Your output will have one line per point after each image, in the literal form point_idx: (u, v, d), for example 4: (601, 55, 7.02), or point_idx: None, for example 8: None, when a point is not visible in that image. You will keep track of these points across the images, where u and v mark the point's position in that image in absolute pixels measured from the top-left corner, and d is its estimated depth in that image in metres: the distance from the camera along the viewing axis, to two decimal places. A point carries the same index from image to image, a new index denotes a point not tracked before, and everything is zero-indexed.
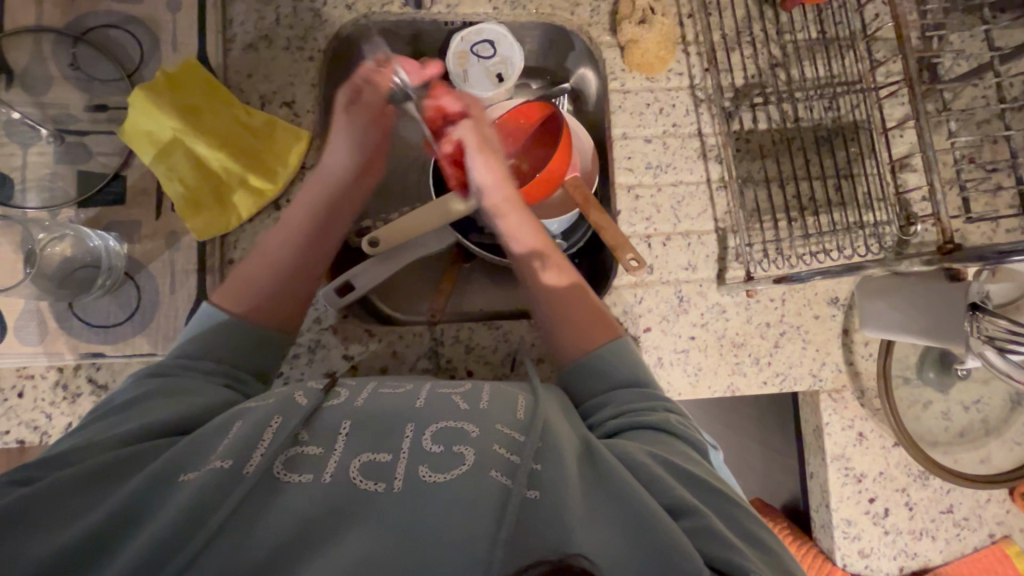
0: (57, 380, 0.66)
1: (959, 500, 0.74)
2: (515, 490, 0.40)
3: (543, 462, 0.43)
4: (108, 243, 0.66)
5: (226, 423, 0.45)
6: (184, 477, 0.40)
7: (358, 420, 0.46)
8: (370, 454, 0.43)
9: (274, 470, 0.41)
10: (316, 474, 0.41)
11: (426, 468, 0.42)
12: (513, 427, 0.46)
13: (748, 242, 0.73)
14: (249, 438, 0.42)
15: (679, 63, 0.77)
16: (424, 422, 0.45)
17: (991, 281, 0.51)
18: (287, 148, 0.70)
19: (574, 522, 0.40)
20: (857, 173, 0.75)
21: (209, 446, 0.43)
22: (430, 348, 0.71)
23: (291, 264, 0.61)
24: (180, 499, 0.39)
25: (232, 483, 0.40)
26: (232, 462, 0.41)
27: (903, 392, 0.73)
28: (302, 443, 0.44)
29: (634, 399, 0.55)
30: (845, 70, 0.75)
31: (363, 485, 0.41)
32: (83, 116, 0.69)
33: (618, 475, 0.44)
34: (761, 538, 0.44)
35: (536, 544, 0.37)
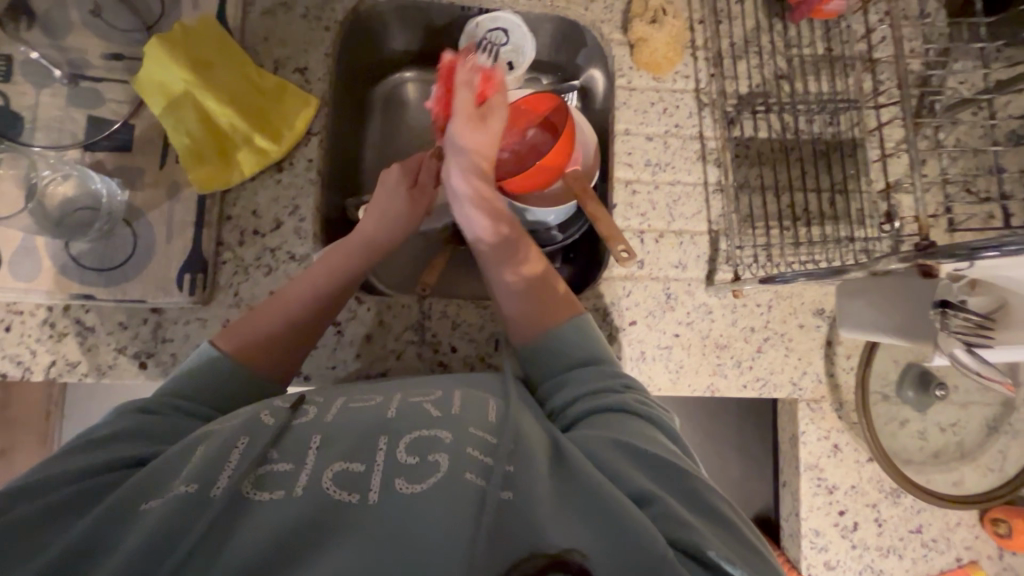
0: (46, 318, 0.67)
1: (928, 521, 0.75)
2: (490, 492, 0.38)
3: (516, 462, 0.42)
4: (110, 188, 0.68)
5: (191, 445, 0.43)
6: (147, 505, 0.38)
7: (329, 434, 0.44)
8: (343, 464, 0.41)
9: (243, 490, 0.38)
10: (287, 490, 0.39)
11: (402, 480, 0.39)
12: (487, 430, 0.45)
13: (739, 245, 0.74)
14: (214, 460, 0.40)
15: (686, 66, 0.78)
16: (397, 432, 0.43)
17: (971, 293, 0.51)
18: (296, 113, 0.72)
19: (548, 522, 0.38)
20: (852, 190, 0.76)
21: (175, 471, 0.40)
22: (418, 321, 0.72)
23: (298, 314, 0.61)
24: (143, 528, 0.36)
25: (199, 506, 0.37)
26: (197, 486, 0.38)
27: (881, 408, 0.74)
28: (271, 462, 0.41)
29: (593, 384, 0.56)
30: (847, 87, 0.77)
31: (337, 496, 0.39)
32: (99, 62, 0.71)
33: (583, 469, 0.44)
34: (724, 516, 0.44)
35: (516, 546, 0.36)
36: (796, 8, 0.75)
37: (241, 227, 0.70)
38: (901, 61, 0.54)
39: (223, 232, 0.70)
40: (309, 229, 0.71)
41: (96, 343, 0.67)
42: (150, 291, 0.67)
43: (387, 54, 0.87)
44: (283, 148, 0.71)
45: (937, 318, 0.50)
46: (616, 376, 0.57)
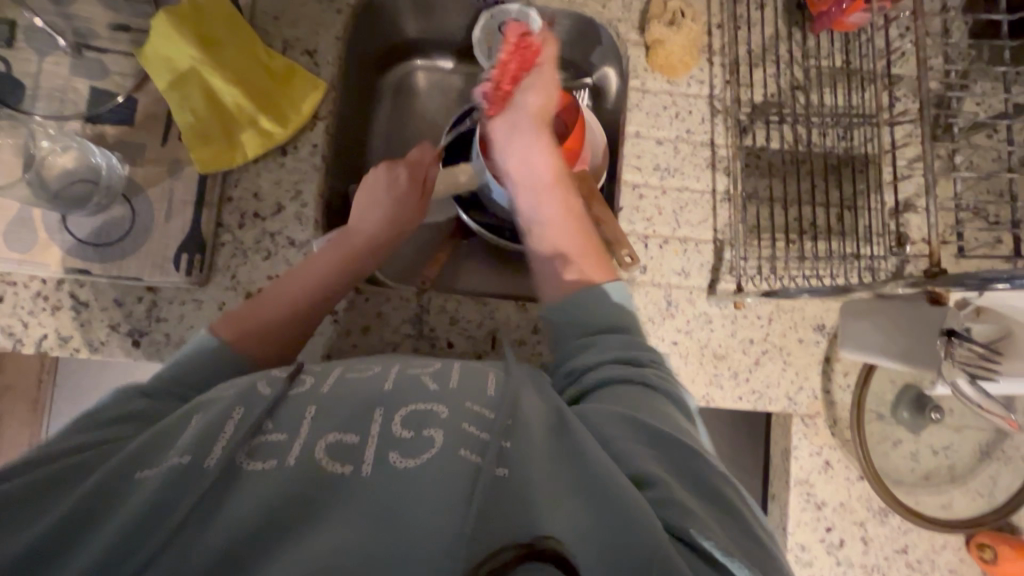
0: (39, 291, 0.66)
1: (914, 542, 0.75)
2: (484, 469, 0.38)
3: (513, 438, 0.41)
4: (110, 161, 0.67)
5: (185, 417, 0.42)
6: (140, 475, 0.37)
7: (324, 404, 0.43)
8: (337, 435, 0.40)
9: (236, 460, 0.38)
10: (280, 460, 0.38)
11: (397, 455, 0.39)
12: (485, 405, 0.44)
13: (743, 256, 0.74)
14: (208, 432, 0.39)
15: (701, 70, 0.77)
16: (395, 405, 0.43)
17: (974, 320, 0.51)
18: (303, 96, 0.71)
19: (538, 504, 0.38)
20: (861, 206, 0.75)
21: (169, 441, 0.40)
22: (415, 314, 0.72)
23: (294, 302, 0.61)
24: (136, 499, 0.36)
25: (192, 478, 0.36)
26: (191, 456, 0.37)
27: (875, 428, 0.73)
28: (265, 433, 0.40)
29: (613, 354, 0.55)
30: (864, 102, 0.76)
31: (330, 467, 0.38)
32: (105, 33, 0.69)
33: (584, 444, 0.43)
34: (728, 503, 0.43)
35: (497, 529, 0.35)
36: (817, 19, 0.74)
37: (241, 209, 0.69)
38: (922, 82, 0.53)
39: (223, 213, 0.69)
40: (310, 215, 0.70)
41: (89, 318, 0.66)
42: (146, 269, 0.67)
43: (398, 41, 0.86)
44: (288, 132, 0.70)
45: (942, 348, 0.52)
46: (641, 351, 0.56)
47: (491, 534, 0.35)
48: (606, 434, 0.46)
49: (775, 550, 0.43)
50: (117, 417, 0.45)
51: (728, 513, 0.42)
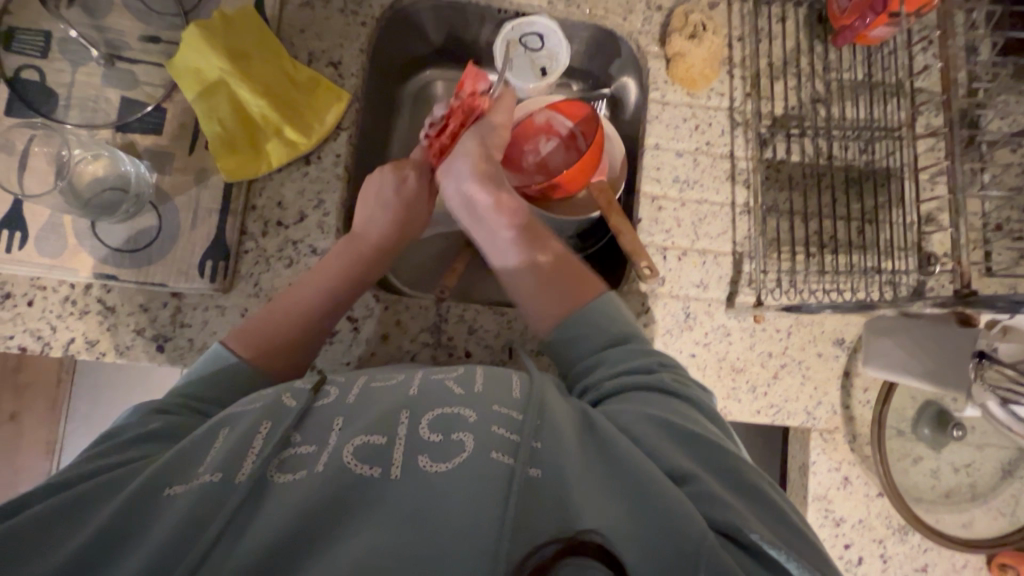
0: (68, 296, 0.67)
1: (934, 560, 0.74)
2: (518, 471, 0.38)
3: (542, 440, 0.42)
4: (139, 170, 0.68)
5: (212, 431, 0.43)
6: (170, 491, 0.38)
7: (351, 414, 0.44)
8: (365, 437, 0.41)
9: (267, 473, 0.39)
10: (310, 468, 0.39)
11: (427, 458, 0.39)
12: (511, 407, 0.44)
13: (762, 269, 0.73)
14: (237, 448, 0.40)
15: (722, 83, 0.77)
16: (420, 410, 0.43)
17: (1001, 339, 0.49)
18: (327, 106, 0.72)
19: (576, 502, 0.38)
20: (882, 220, 0.75)
21: (197, 456, 0.41)
22: (434, 323, 0.72)
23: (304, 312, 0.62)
24: (169, 515, 0.36)
25: (223, 494, 0.37)
26: (222, 474, 0.38)
27: (895, 444, 0.73)
28: (294, 445, 0.41)
29: (627, 365, 0.55)
30: (885, 115, 0.76)
31: (359, 469, 0.39)
32: (136, 44, 0.71)
33: (614, 441, 0.44)
34: (769, 497, 0.44)
35: (535, 527, 0.36)
36: (839, 33, 0.74)
37: (265, 218, 0.70)
38: (949, 99, 0.53)
39: (247, 221, 0.70)
40: (333, 224, 0.71)
41: (116, 323, 0.68)
42: (172, 275, 0.68)
43: (419, 51, 0.87)
44: (312, 142, 0.70)
45: (973, 369, 0.50)
46: (659, 359, 0.56)
47: (526, 535, 0.36)
48: (634, 434, 0.47)
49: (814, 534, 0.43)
50: (145, 435, 0.46)
51: (770, 506, 0.43)
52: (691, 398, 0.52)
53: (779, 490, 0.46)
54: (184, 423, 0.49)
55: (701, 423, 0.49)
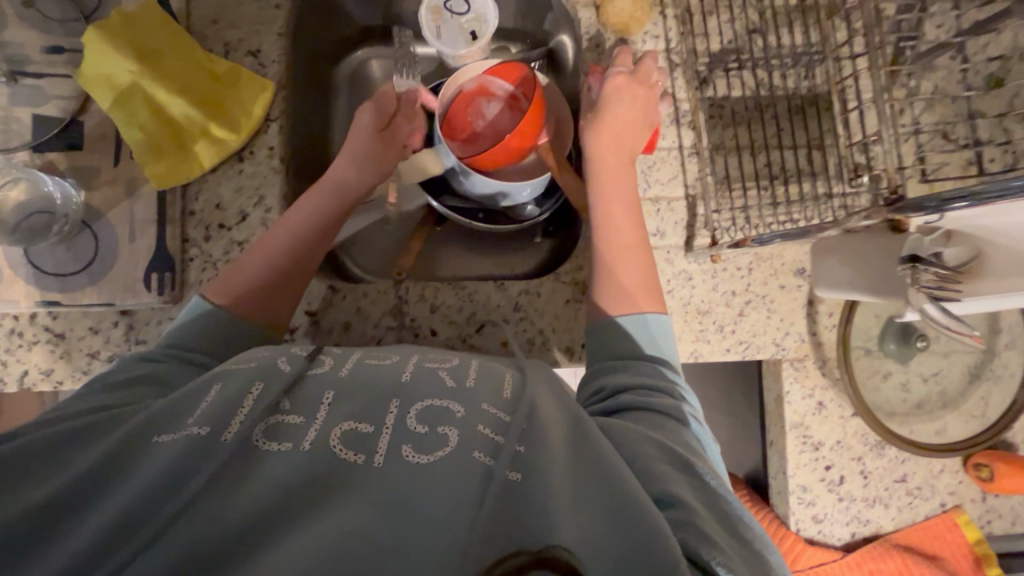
0: (13, 328, 0.66)
1: (913, 470, 0.76)
2: (497, 473, 0.39)
3: (526, 443, 0.42)
4: (66, 191, 0.65)
5: (204, 387, 0.45)
6: (159, 439, 0.40)
7: (341, 390, 0.44)
8: (353, 425, 0.41)
9: (254, 438, 0.40)
10: (295, 443, 0.40)
11: (410, 449, 0.40)
12: (501, 407, 0.45)
13: (716, 209, 0.73)
14: (227, 407, 0.41)
15: (655, 25, 0.75)
16: (409, 398, 0.44)
17: (946, 244, 0.50)
18: (252, 99, 0.69)
19: (554, 511, 0.38)
20: (829, 144, 0.75)
21: (189, 408, 0.43)
22: (396, 307, 0.71)
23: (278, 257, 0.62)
24: (155, 461, 0.38)
25: (209, 447, 0.39)
26: (210, 429, 0.40)
27: (864, 363, 0.74)
28: (282, 411, 0.42)
29: (647, 380, 0.54)
30: (821, 38, 0.74)
31: (345, 456, 0.40)
32: (39, 57, 0.67)
33: (605, 456, 0.44)
34: (754, 546, 0.42)
35: (505, 530, 0.36)
36: None
37: (206, 222, 0.68)
38: None
39: (188, 227, 0.68)
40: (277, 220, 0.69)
41: (69, 349, 0.66)
42: (117, 293, 0.66)
43: (345, 31, 0.84)
44: (242, 137, 0.68)
45: (906, 273, 0.51)
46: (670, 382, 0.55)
47: (499, 533, 0.36)
48: (631, 449, 0.47)
49: None
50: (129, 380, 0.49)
51: (756, 554, 0.41)
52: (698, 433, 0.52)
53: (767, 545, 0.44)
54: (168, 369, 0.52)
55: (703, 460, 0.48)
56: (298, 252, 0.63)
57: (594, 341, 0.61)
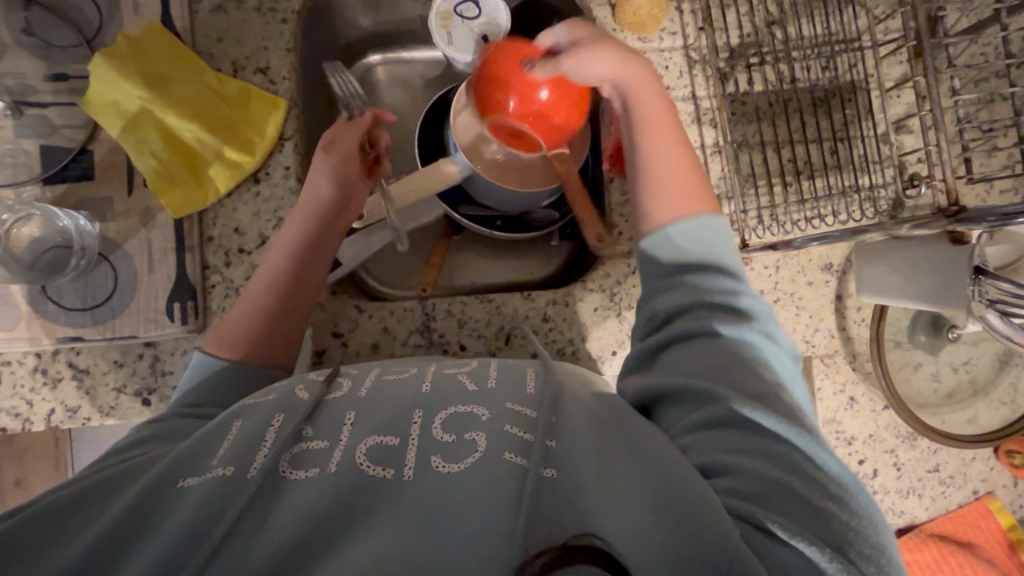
0: (36, 366, 0.64)
1: (946, 459, 0.76)
2: (532, 470, 0.38)
3: (557, 437, 0.42)
4: (78, 223, 0.63)
5: (225, 423, 0.43)
6: (185, 483, 0.39)
7: (363, 408, 0.43)
8: (378, 438, 0.41)
9: (279, 469, 0.39)
10: (322, 468, 0.39)
11: (439, 458, 0.40)
12: (527, 404, 0.44)
13: (742, 208, 0.72)
14: (247, 443, 0.40)
15: (672, 21, 0.74)
16: (433, 407, 0.43)
17: (989, 244, 0.51)
18: (264, 118, 0.67)
19: (588, 505, 0.38)
20: (853, 136, 0.73)
21: (210, 449, 0.41)
22: (422, 323, 0.70)
23: (268, 299, 0.59)
24: (182, 509, 0.37)
25: (235, 488, 0.38)
26: (234, 468, 0.39)
27: (895, 356, 0.73)
28: (306, 438, 0.41)
29: (680, 310, 0.51)
30: (843, 27, 0.73)
31: (373, 472, 0.39)
32: (42, 85, 0.65)
33: (639, 437, 0.44)
34: (810, 483, 0.42)
35: (545, 527, 0.36)
36: None
37: (225, 247, 0.67)
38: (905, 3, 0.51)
39: (208, 254, 0.66)
40: None
41: (93, 385, 0.65)
42: (140, 325, 0.65)
43: (351, 39, 0.81)
44: (257, 159, 0.66)
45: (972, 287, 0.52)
46: (710, 291, 0.51)
47: (541, 531, 0.36)
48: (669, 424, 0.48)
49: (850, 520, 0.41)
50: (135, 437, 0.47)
51: (817, 490, 0.41)
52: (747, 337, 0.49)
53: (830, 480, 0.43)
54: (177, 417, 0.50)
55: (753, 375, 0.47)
56: (289, 286, 0.60)
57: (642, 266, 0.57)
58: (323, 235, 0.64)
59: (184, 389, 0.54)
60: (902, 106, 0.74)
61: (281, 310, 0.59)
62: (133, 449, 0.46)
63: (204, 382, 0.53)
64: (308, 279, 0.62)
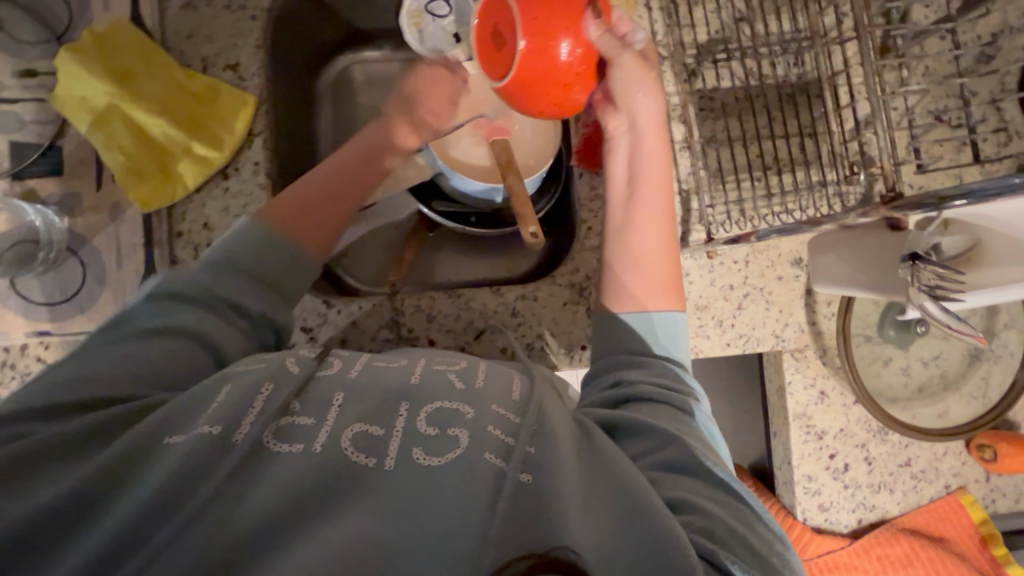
0: (3, 361, 0.63)
1: (917, 454, 0.76)
2: (509, 475, 0.39)
3: (537, 444, 0.42)
4: (47, 219, 0.64)
5: (213, 387, 0.43)
6: (170, 440, 0.39)
7: (351, 391, 0.44)
8: (362, 425, 0.41)
9: (264, 441, 0.39)
10: (306, 445, 0.39)
11: (420, 451, 0.39)
12: (510, 410, 0.44)
13: (710, 204, 0.72)
14: (238, 408, 0.41)
15: (640, 17, 0.73)
16: (420, 400, 0.43)
17: (945, 234, 0.52)
18: (233, 114, 0.67)
19: (565, 514, 0.38)
20: (821, 131, 0.74)
21: (200, 408, 0.41)
22: (391, 318, 0.70)
23: (326, 181, 0.61)
24: (165, 463, 0.37)
25: (221, 452, 0.38)
26: (221, 429, 0.39)
27: (864, 350, 0.74)
28: (292, 413, 0.41)
29: (650, 375, 0.52)
30: (810, 24, 0.73)
31: (354, 457, 0.39)
32: (12, 82, 0.65)
33: (612, 459, 0.43)
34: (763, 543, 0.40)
35: (514, 536, 0.36)
36: None
37: (193, 242, 0.67)
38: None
39: (177, 249, 0.67)
40: None
41: None
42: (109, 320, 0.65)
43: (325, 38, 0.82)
44: (226, 154, 0.67)
45: (908, 272, 0.52)
46: (673, 380, 0.53)
47: (515, 535, 0.36)
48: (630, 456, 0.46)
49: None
50: (142, 334, 0.48)
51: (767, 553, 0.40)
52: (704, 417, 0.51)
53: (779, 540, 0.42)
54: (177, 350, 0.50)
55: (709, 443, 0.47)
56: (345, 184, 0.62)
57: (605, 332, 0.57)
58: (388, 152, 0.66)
59: (208, 250, 0.54)
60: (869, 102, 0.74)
61: (330, 196, 0.60)
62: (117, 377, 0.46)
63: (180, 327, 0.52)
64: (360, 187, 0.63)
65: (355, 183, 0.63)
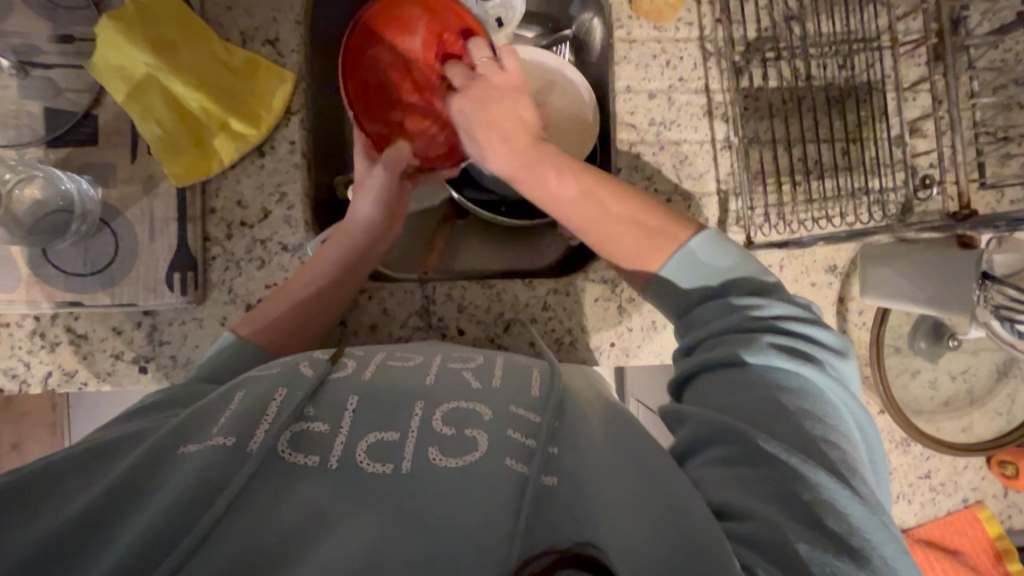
0: (34, 329, 0.64)
1: (937, 467, 0.76)
2: (532, 478, 0.37)
3: (558, 444, 0.41)
4: (80, 187, 0.63)
5: (228, 394, 0.43)
6: (185, 450, 0.38)
7: (365, 395, 0.42)
8: (378, 433, 0.39)
9: (278, 448, 0.38)
10: (322, 457, 0.38)
11: (436, 451, 0.39)
12: (528, 408, 0.44)
13: (749, 206, 0.71)
14: (251, 414, 0.40)
15: (689, 12, 0.73)
16: (435, 400, 0.42)
17: (998, 251, 0.54)
18: (271, 91, 0.66)
19: (595, 516, 0.37)
20: (866, 137, 0.72)
21: (213, 417, 0.41)
22: (422, 306, 0.70)
23: (303, 299, 0.60)
24: (181, 474, 0.36)
25: (237, 461, 0.37)
26: (235, 439, 0.38)
27: (893, 361, 0.73)
28: (307, 418, 0.40)
29: (723, 325, 0.49)
30: (863, 25, 0.71)
31: (371, 468, 0.38)
32: (49, 47, 0.64)
33: (651, 461, 0.41)
34: (832, 531, 0.37)
35: (544, 533, 0.35)
36: None
37: (227, 219, 0.66)
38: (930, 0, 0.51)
39: (209, 226, 0.66)
40: (299, 217, 0.67)
41: (91, 350, 0.65)
42: (139, 294, 0.64)
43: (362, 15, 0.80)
44: (262, 131, 0.66)
45: (978, 292, 0.54)
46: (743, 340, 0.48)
47: (537, 539, 0.35)
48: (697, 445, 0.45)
49: (877, 548, 0.37)
50: (133, 410, 0.46)
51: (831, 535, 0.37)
52: (799, 349, 0.47)
53: (860, 518, 0.38)
54: (188, 386, 0.50)
55: (806, 408, 0.44)
56: (326, 296, 0.61)
57: (663, 300, 0.54)
58: (367, 256, 0.64)
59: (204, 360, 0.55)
60: (916, 109, 0.73)
61: (314, 317, 0.61)
62: (141, 412, 0.45)
63: (215, 354, 0.55)
64: (343, 293, 0.63)
65: (357, 277, 0.64)
